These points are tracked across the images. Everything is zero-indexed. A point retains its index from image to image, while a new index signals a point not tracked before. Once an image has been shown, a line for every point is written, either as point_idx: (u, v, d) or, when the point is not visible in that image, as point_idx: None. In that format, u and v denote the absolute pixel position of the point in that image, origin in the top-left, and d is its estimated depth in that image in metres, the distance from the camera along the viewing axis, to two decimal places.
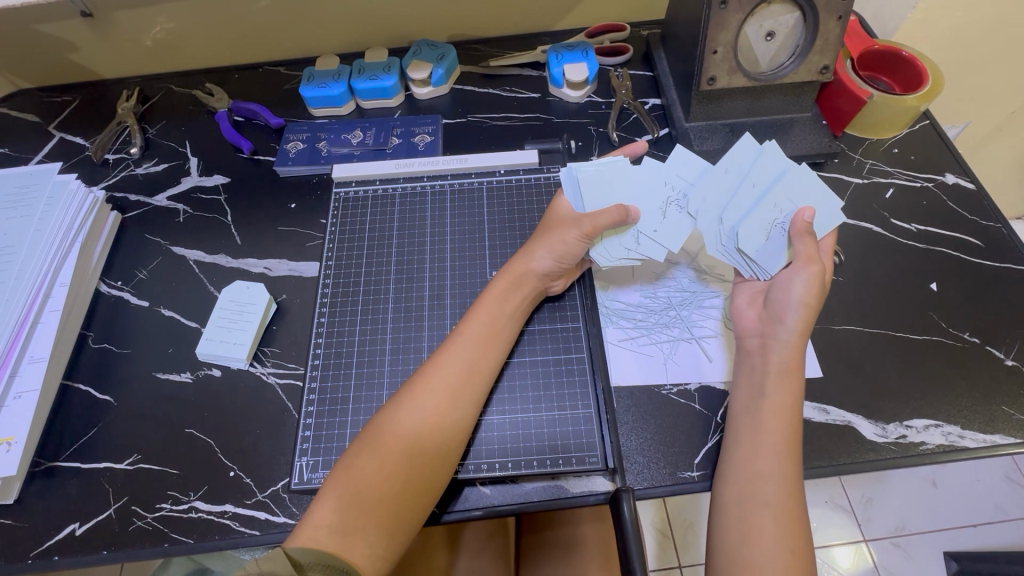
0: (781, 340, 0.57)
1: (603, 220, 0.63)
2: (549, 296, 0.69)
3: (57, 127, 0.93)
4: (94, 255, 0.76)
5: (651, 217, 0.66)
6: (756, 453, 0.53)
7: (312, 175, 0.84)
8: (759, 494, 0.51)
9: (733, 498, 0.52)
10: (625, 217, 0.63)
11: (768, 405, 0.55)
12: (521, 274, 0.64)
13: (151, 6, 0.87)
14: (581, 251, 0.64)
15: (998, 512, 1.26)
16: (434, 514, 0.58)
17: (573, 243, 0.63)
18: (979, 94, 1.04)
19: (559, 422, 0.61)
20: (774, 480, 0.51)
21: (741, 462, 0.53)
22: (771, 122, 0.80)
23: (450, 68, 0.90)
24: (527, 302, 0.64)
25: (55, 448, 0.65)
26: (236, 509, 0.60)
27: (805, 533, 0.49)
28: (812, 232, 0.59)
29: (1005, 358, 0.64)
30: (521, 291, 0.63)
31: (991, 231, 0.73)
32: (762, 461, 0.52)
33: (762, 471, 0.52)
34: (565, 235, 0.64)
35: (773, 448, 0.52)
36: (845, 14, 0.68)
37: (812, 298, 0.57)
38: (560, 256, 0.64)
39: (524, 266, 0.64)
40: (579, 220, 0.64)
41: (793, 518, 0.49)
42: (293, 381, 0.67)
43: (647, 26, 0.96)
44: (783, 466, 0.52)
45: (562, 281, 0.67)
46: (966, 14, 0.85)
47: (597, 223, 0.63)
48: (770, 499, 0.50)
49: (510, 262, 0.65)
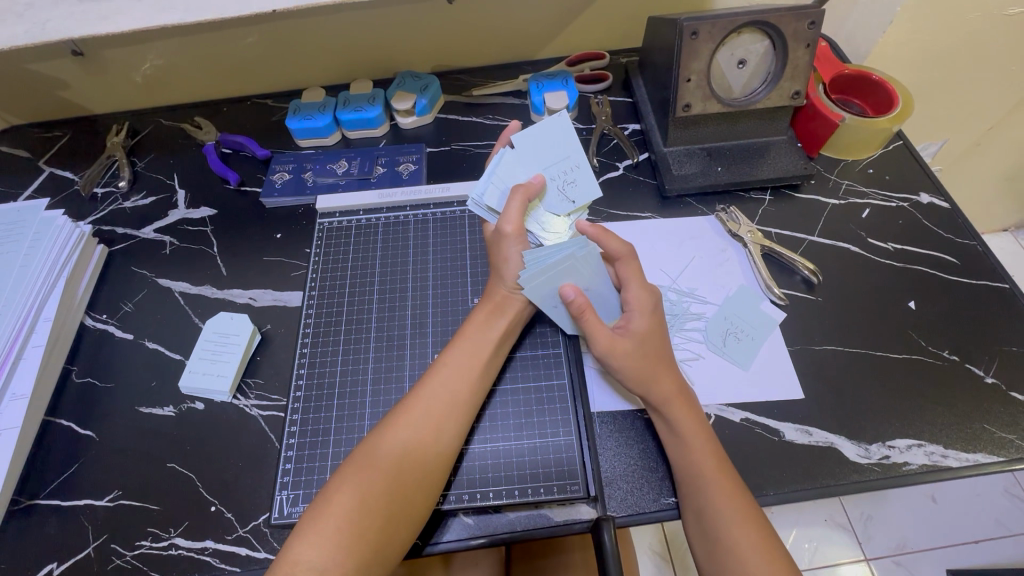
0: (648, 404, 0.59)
1: (516, 211, 0.64)
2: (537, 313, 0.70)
3: (47, 162, 0.94)
4: (79, 291, 0.77)
5: (554, 176, 0.69)
6: (695, 492, 0.53)
7: (297, 205, 0.85)
8: (715, 531, 0.51)
9: (701, 539, 0.52)
10: (532, 191, 0.66)
11: (691, 440, 0.55)
12: (504, 302, 0.64)
13: (141, 44, 0.89)
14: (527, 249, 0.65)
15: (999, 527, 1.24)
16: (417, 546, 0.57)
17: (516, 250, 0.64)
18: (953, 112, 1.07)
19: (540, 450, 0.61)
20: (722, 516, 0.51)
21: (691, 500, 0.54)
22: (748, 146, 0.81)
23: (434, 98, 0.92)
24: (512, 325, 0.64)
25: (35, 487, 0.64)
26: (216, 545, 0.59)
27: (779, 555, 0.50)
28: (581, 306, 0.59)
29: (985, 375, 0.64)
30: (507, 317, 0.64)
31: (966, 248, 0.74)
32: (704, 497, 0.53)
33: (706, 506, 0.52)
34: (512, 249, 0.64)
35: (717, 482, 0.53)
36: (813, 42, 0.70)
37: (636, 363, 0.59)
38: (520, 269, 0.64)
39: (503, 292, 0.65)
40: (500, 229, 0.65)
41: (761, 550, 0.50)
42: (275, 413, 0.66)
43: (626, 53, 0.99)
44: (729, 499, 0.52)
45: None
46: (935, 38, 0.88)
47: (513, 220, 0.64)
48: (727, 532, 0.51)
49: (490, 288, 0.66)
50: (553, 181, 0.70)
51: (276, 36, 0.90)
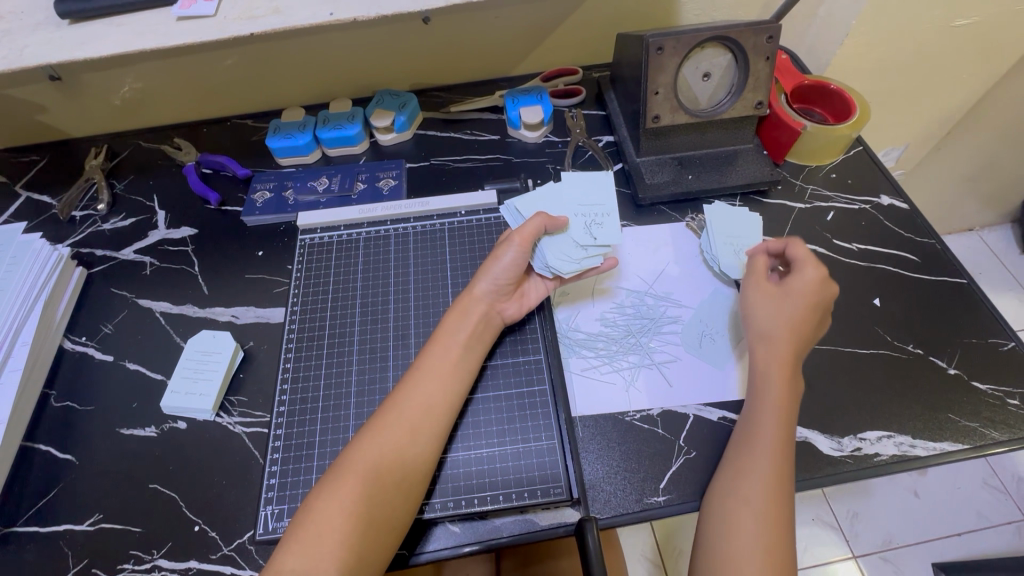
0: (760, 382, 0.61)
1: (532, 228, 0.65)
2: (508, 329, 0.71)
3: (24, 187, 0.94)
4: (57, 314, 0.76)
5: (584, 214, 0.71)
6: (744, 491, 0.54)
7: (279, 223, 0.86)
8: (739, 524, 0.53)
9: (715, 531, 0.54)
10: (556, 223, 0.67)
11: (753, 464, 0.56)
12: (468, 303, 0.66)
13: (119, 68, 0.90)
14: (521, 263, 0.65)
15: (980, 519, 1.27)
16: (402, 556, 0.57)
17: (508, 258, 0.65)
18: (912, 118, 1.12)
19: (523, 455, 0.62)
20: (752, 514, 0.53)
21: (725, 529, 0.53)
22: (717, 155, 0.84)
23: (412, 115, 0.94)
24: (479, 329, 0.65)
25: (13, 513, 0.63)
26: (201, 565, 0.59)
27: (782, 558, 0.52)
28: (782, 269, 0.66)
29: (947, 366, 0.67)
30: (473, 322, 0.65)
31: (926, 246, 0.78)
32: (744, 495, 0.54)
33: (744, 505, 0.54)
34: (501, 255, 0.66)
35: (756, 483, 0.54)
36: (772, 55, 0.74)
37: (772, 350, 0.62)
38: (497, 277, 0.65)
39: (468, 294, 0.66)
40: (508, 236, 0.66)
41: (769, 551, 0.52)
42: (259, 429, 0.66)
43: (599, 68, 1.02)
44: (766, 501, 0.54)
45: (511, 304, 0.68)
46: (889, 49, 0.93)
47: (525, 232, 0.65)
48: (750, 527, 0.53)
49: (458, 295, 0.67)
50: (582, 219, 0.70)
51: (255, 58, 0.91)
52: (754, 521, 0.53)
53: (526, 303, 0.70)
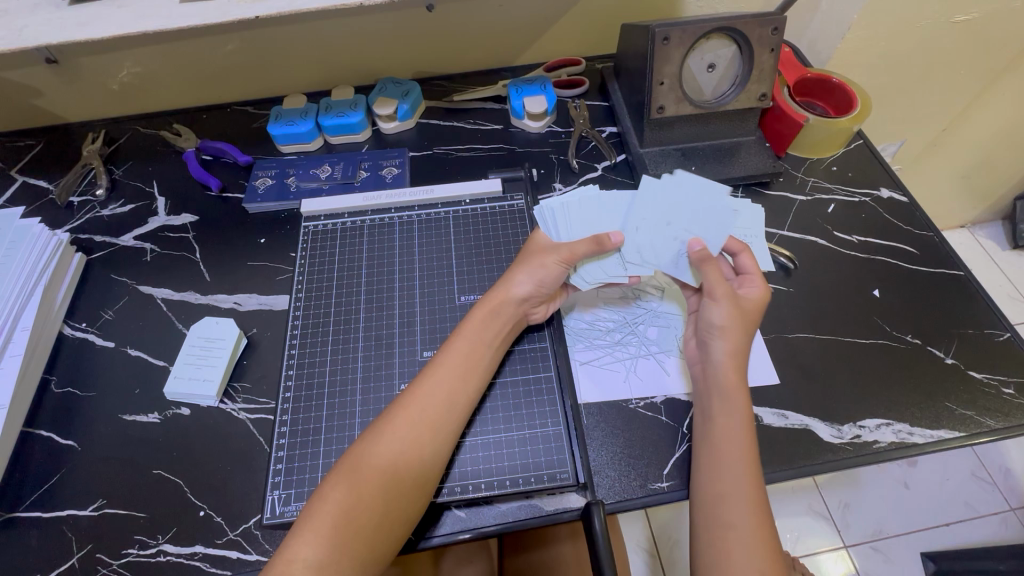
0: (714, 363, 0.61)
1: (582, 248, 0.65)
2: (529, 325, 0.70)
3: (19, 172, 0.93)
4: (57, 299, 0.76)
5: (675, 234, 0.68)
6: (723, 426, 0.58)
7: (281, 210, 0.85)
8: (725, 518, 0.53)
9: (703, 522, 0.54)
10: (606, 244, 0.65)
11: (725, 462, 0.55)
12: (498, 300, 0.65)
13: (117, 51, 0.89)
14: (563, 278, 0.66)
15: (968, 509, 1.30)
16: (411, 541, 0.58)
17: (554, 271, 0.65)
18: (909, 114, 1.14)
19: (529, 441, 0.62)
20: (739, 502, 0.53)
21: (712, 524, 0.53)
22: (719, 146, 0.85)
23: (415, 103, 0.94)
24: (506, 329, 0.66)
25: (14, 499, 0.63)
26: (206, 550, 0.59)
27: (771, 546, 0.52)
28: (710, 257, 0.64)
29: (945, 356, 0.68)
30: (501, 320, 0.65)
31: (925, 239, 0.79)
32: (724, 483, 0.54)
33: (727, 493, 0.54)
34: (545, 260, 0.66)
35: (737, 464, 0.55)
36: (777, 46, 0.74)
37: (731, 325, 0.61)
38: (541, 283, 0.65)
39: (503, 293, 0.65)
40: (557, 248, 0.66)
41: (762, 544, 0.51)
42: (264, 415, 0.66)
43: (602, 59, 1.02)
44: (749, 489, 0.54)
45: (542, 308, 0.69)
46: (890, 46, 0.94)
47: (575, 250, 0.65)
48: (733, 521, 0.52)
49: (490, 290, 0.67)
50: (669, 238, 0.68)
51: (256, 43, 0.90)
52: (735, 480, 0.54)
53: (552, 308, 0.70)
